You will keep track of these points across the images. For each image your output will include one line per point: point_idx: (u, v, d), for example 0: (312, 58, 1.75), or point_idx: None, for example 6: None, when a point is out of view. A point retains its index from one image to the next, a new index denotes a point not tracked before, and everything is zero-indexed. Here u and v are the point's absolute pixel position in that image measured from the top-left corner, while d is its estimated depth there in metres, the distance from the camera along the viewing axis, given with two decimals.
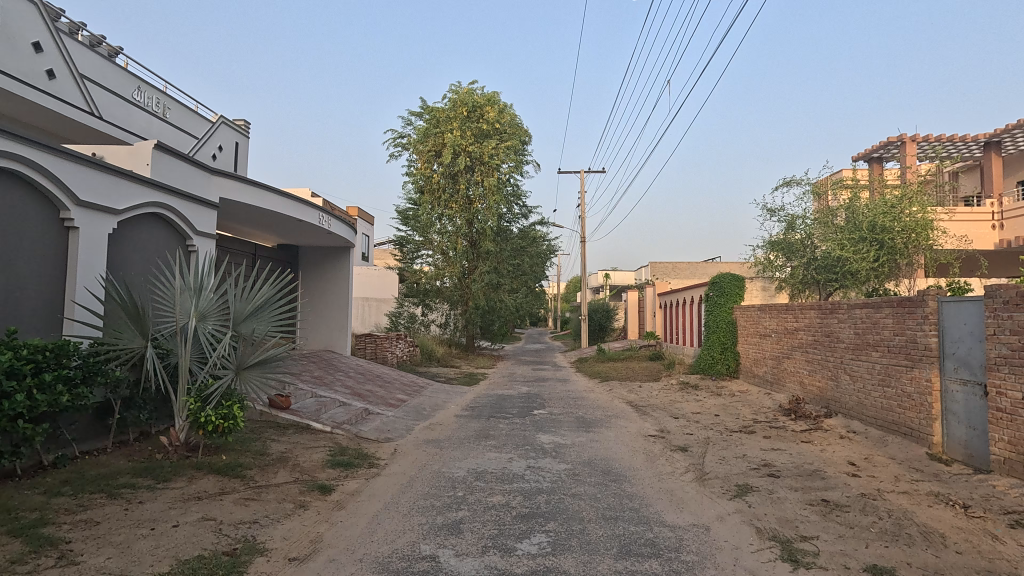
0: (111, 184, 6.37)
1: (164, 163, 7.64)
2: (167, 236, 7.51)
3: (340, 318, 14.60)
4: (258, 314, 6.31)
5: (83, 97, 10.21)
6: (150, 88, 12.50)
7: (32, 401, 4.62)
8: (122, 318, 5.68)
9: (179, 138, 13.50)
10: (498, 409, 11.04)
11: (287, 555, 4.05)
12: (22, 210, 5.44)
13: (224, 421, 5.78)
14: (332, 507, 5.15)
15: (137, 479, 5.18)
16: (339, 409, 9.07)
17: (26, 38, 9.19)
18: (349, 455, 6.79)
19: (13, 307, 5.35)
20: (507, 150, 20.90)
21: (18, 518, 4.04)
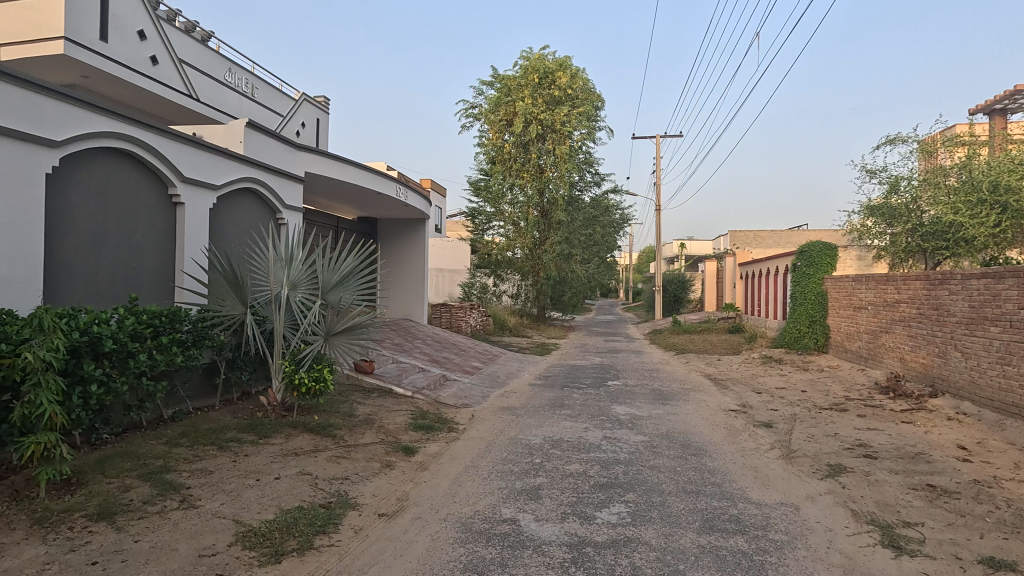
0: (208, 161, 6.79)
1: (256, 141, 8.07)
2: (260, 211, 7.97)
3: (417, 288, 15.05)
4: (344, 283, 6.62)
5: (181, 81, 10.89)
6: (239, 69, 13.15)
7: (153, 361, 5.12)
8: (224, 287, 6.13)
9: (267, 116, 14.20)
10: (571, 379, 11.06)
11: (377, 511, 4.28)
12: (136, 187, 5.92)
13: (316, 383, 6.17)
14: (416, 468, 5.38)
15: (242, 434, 5.64)
16: (419, 375, 9.43)
17: (134, 26, 9.83)
18: (430, 419, 7.05)
19: (133, 277, 5.89)
20: (579, 116, 20.38)
21: (146, 465, 4.52)
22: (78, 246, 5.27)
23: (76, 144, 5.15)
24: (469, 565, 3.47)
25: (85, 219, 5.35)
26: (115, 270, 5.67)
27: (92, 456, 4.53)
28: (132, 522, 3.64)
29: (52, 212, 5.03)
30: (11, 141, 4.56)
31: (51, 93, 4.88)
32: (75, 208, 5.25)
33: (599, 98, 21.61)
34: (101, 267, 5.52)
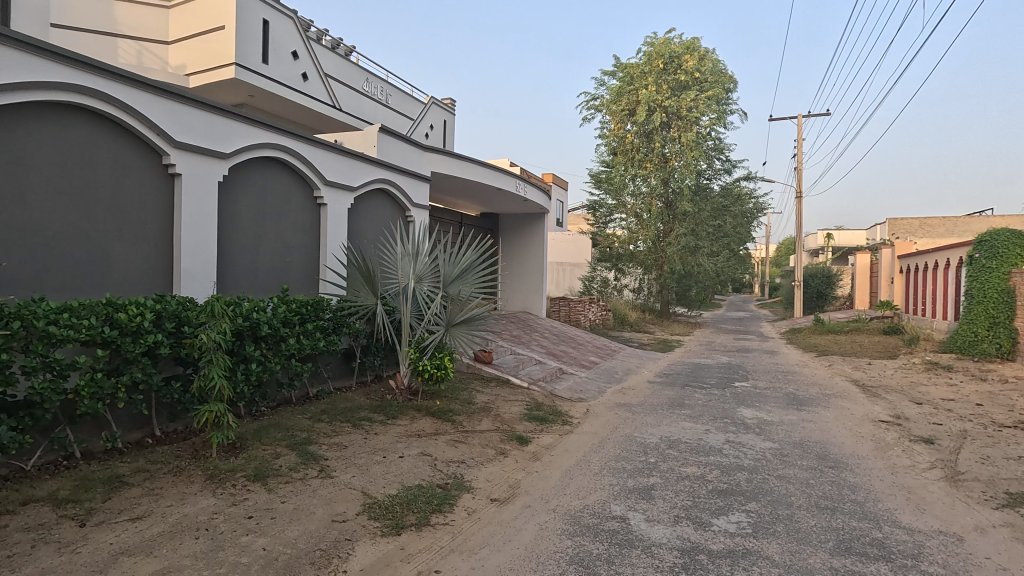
0: (347, 165, 7.47)
1: (387, 145, 8.71)
2: (391, 209, 8.62)
3: (536, 281, 15.26)
4: (464, 277, 6.94)
5: (326, 92, 12.02)
6: (376, 79, 14.28)
7: (300, 344, 5.80)
8: (359, 279, 6.72)
9: (399, 120, 15.29)
10: (694, 378, 10.54)
11: (489, 496, 4.43)
12: (287, 190, 6.69)
13: (438, 370, 6.60)
14: (528, 458, 5.48)
15: (373, 414, 6.17)
16: (535, 367, 9.59)
17: (289, 48, 10.98)
18: (544, 411, 7.14)
19: (286, 270, 6.69)
20: (708, 100, 19.22)
21: (294, 436, 5.14)
22: (243, 244, 6.10)
23: (241, 155, 5.95)
24: (576, 558, 3.47)
25: (248, 220, 6.18)
26: (271, 265, 6.49)
27: (252, 425, 5.25)
28: (281, 485, 4.16)
29: (224, 215, 5.88)
30: (193, 155, 5.41)
31: (222, 112, 5.68)
32: (241, 211, 6.08)
33: (730, 80, 20.25)
34: (261, 262, 6.34)
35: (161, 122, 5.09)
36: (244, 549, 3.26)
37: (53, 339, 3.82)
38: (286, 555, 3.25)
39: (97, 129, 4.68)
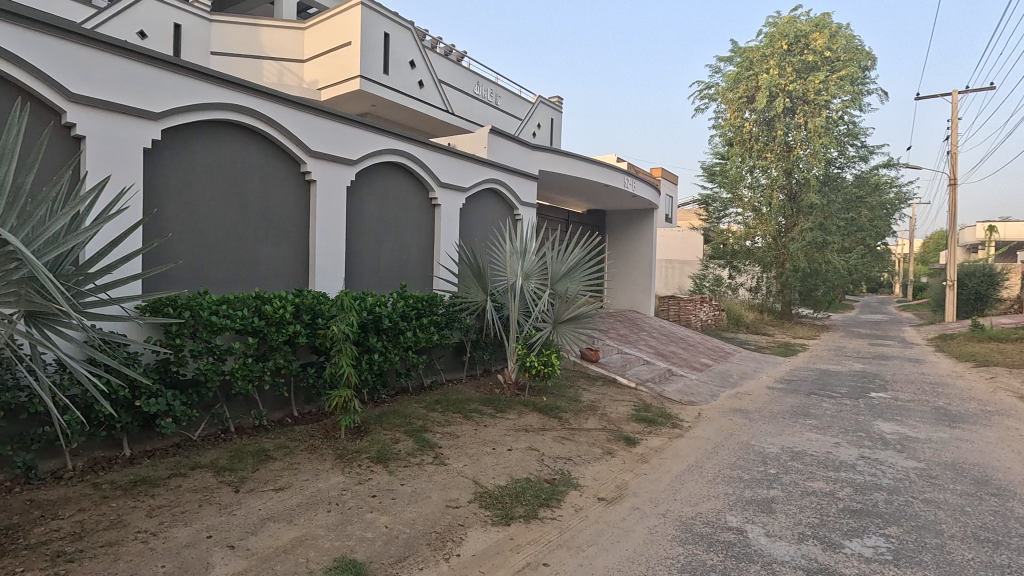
0: (459, 167, 7.77)
1: (497, 145, 8.94)
2: (500, 208, 8.85)
3: (644, 279, 14.82)
4: (571, 274, 6.95)
5: (440, 97, 12.55)
6: (486, 82, 14.71)
7: (416, 338, 6.15)
8: (470, 276, 6.95)
9: (508, 121, 15.61)
10: (821, 385, 9.67)
11: (597, 495, 4.41)
12: (406, 192, 7.12)
13: (544, 367, 6.64)
14: (637, 459, 5.36)
15: (483, 406, 6.38)
16: (643, 367, 9.35)
17: (406, 57, 11.61)
18: (653, 413, 6.94)
19: (404, 267, 7.13)
20: (841, 81, 17.49)
21: (411, 423, 5.48)
22: (367, 243, 6.59)
23: (366, 161, 6.41)
24: (688, 566, 3.35)
25: (372, 221, 6.66)
26: (391, 263, 6.94)
27: (374, 411, 5.68)
28: (400, 468, 4.46)
29: (351, 216, 6.38)
30: (325, 162, 5.93)
31: (350, 122, 6.18)
32: (366, 212, 6.57)
33: (867, 57, 18.30)
34: (383, 259, 6.81)
35: (299, 134, 5.64)
36: (369, 525, 3.53)
37: (215, 326, 4.40)
38: (405, 534, 3.47)
39: (248, 142, 5.31)
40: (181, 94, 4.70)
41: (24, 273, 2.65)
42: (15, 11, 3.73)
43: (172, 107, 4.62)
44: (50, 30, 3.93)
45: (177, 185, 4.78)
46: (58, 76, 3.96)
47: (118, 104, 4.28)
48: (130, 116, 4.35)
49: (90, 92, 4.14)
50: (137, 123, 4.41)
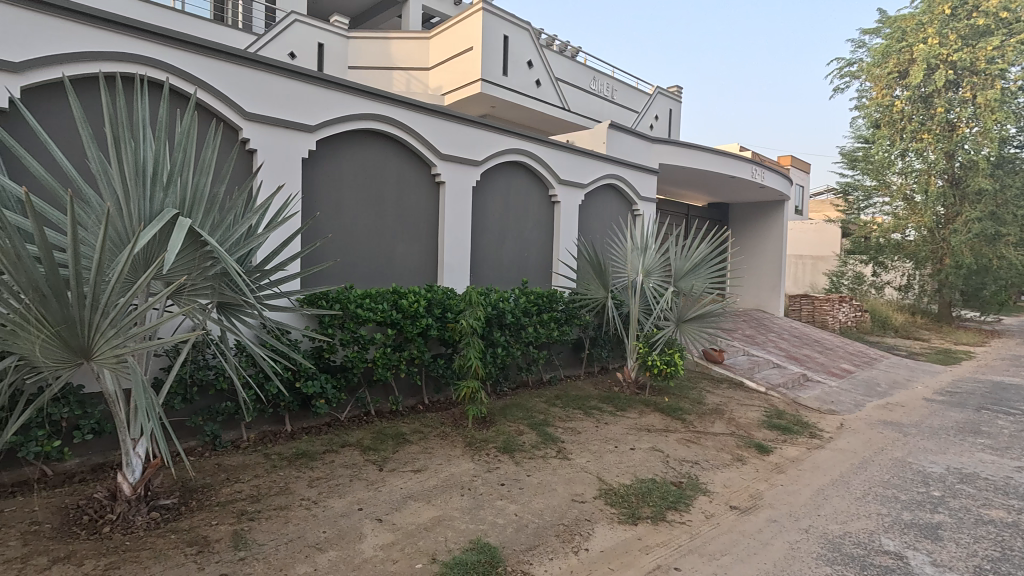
0: (578, 163, 7.77)
1: (616, 140, 8.81)
2: (619, 204, 8.71)
3: (772, 276, 13.78)
4: (696, 271, 6.71)
5: (557, 95, 12.60)
6: (602, 76, 14.52)
7: (537, 333, 6.26)
8: (590, 273, 6.91)
9: (625, 114, 15.30)
10: (995, 400, 8.36)
11: (728, 502, 4.20)
12: (527, 190, 7.26)
13: (667, 366, 6.36)
14: (771, 468, 5.03)
15: (603, 404, 6.36)
16: (773, 370, 8.73)
17: (524, 57, 11.80)
18: (787, 420, 6.46)
19: (525, 263, 7.28)
20: (1022, 45, 14.92)
21: (533, 417, 5.60)
22: (490, 240, 6.82)
23: (490, 161, 6.63)
24: None
25: (495, 219, 6.89)
26: (513, 259, 7.12)
27: (498, 403, 5.90)
28: (526, 459, 4.58)
29: (476, 215, 6.65)
30: (454, 164, 6.24)
31: (475, 124, 6.44)
32: (490, 211, 6.81)
33: None
34: (505, 256, 7.02)
35: (430, 138, 5.99)
36: (500, 511, 3.68)
37: (360, 318, 4.81)
38: (535, 523, 3.57)
39: (386, 148, 5.73)
40: (332, 107, 5.20)
41: (219, 271, 3.11)
42: (206, 45, 4.37)
43: (325, 119, 5.13)
44: (231, 59, 4.55)
45: (328, 190, 5.30)
46: (237, 98, 4.58)
47: (282, 119, 4.85)
48: (291, 130, 4.91)
49: (261, 110, 4.73)
50: (297, 135, 4.95)
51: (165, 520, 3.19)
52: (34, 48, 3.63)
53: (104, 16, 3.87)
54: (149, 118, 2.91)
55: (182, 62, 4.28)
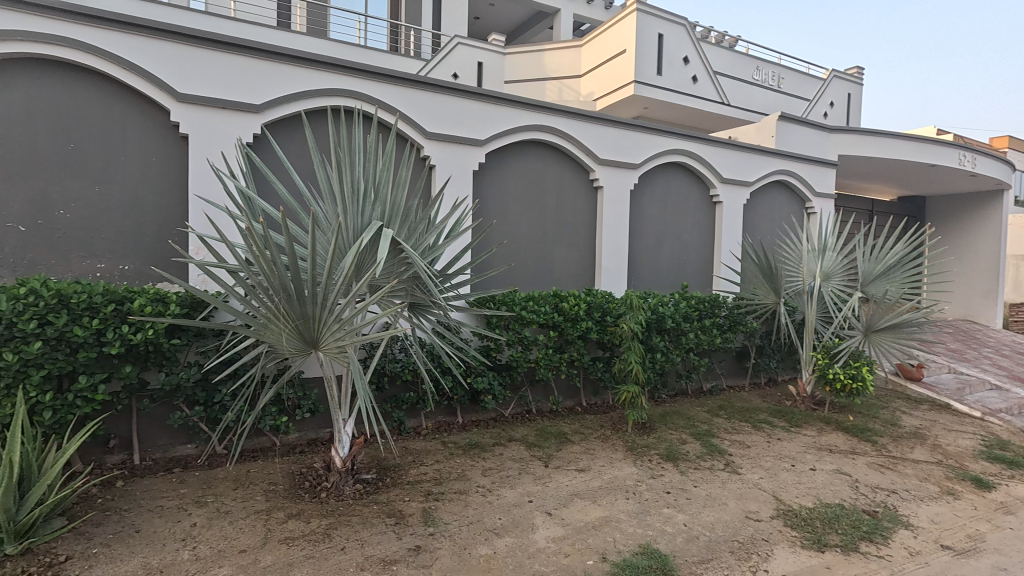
0: (743, 160, 7.30)
1: (787, 132, 8.13)
2: (790, 202, 8.00)
3: (987, 279, 11.64)
4: (889, 275, 6.01)
5: (716, 91, 11.95)
6: (767, 64, 13.47)
7: (698, 340, 6.01)
8: (758, 276, 6.37)
9: (793, 103, 14.01)
10: None
11: (940, 541, 3.63)
12: (687, 191, 7.01)
13: (852, 381, 5.62)
14: (995, 507, 4.24)
15: (773, 418, 5.90)
16: (992, 393, 7.34)
17: (680, 54, 11.39)
18: (1014, 453, 5.39)
19: (685, 267, 7.04)
20: None
21: (695, 427, 5.40)
22: (648, 243, 6.71)
23: (648, 163, 6.52)
24: None
25: (653, 222, 6.76)
26: (671, 263, 6.92)
27: (658, 410, 5.80)
28: (691, 470, 4.43)
29: (633, 218, 6.59)
30: (613, 168, 6.26)
31: (633, 127, 6.38)
32: (648, 214, 6.71)
33: None
34: (663, 260, 6.85)
35: (590, 144, 6.09)
36: (668, 520, 3.60)
37: (524, 320, 5.05)
38: (706, 536, 3.44)
39: (546, 156, 5.97)
40: (500, 121, 5.56)
41: (413, 274, 3.49)
42: (396, 76, 5.01)
43: (492, 132, 5.51)
44: (416, 86, 5.13)
45: (494, 199, 5.69)
46: (420, 120, 5.14)
47: (457, 135, 5.31)
48: (465, 144, 5.36)
49: (440, 129, 5.24)
50: (470, 149, 5.39)
51: (367, 492, 3.65)
52: (271, 92, 4.57)
53: (318, 59, 4.71)
54: (362, 143, 3.38)
55: (377, 92, 4.97)
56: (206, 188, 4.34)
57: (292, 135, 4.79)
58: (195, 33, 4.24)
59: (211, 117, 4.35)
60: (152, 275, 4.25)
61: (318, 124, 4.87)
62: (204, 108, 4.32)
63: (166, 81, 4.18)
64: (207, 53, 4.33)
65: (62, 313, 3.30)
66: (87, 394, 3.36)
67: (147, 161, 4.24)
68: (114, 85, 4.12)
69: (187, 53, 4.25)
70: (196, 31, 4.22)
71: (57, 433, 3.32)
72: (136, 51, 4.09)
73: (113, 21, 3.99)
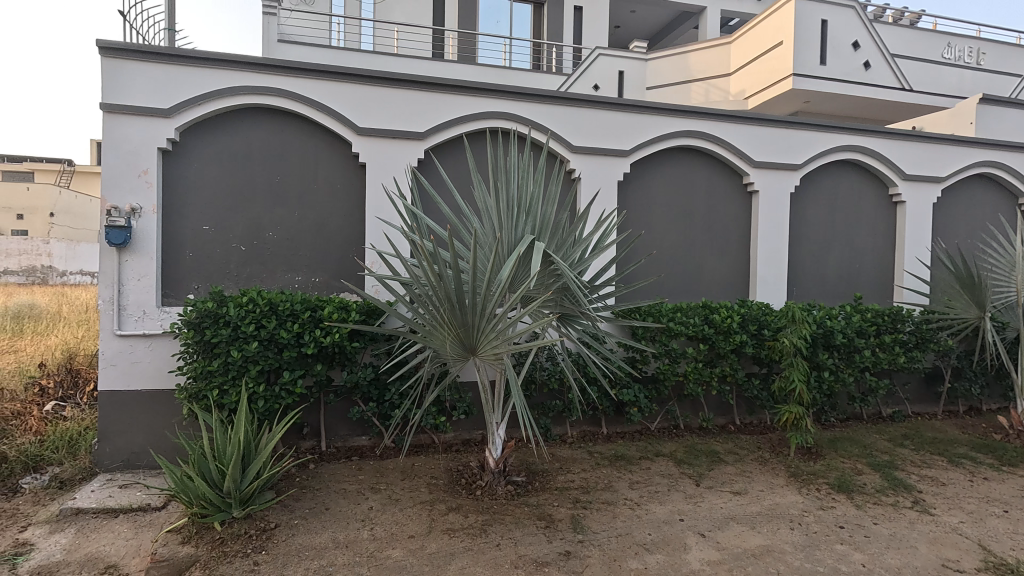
0: (933, 153, 6.36)
1: (992, 117, 6.92)
2: (997, 198, 6.78)
3: None
4: None
5: (895, 76, 10.50)
6: (962, 39, 11.58)
7: (876, 358, 5.34)
8: (953, 287, 5.47)
9: (999, 81, 11.85)
10: None
11: None
12: (859, 191, 6.28)
13: None
14: None
15: (978, 453, 5.01)
16: None
17: (849, 39, 10.24)
18: None
19: (857, 276, 6.30)
20: None
21: (873, 456, 4.80)
22: (812, 251, 6.14)
23: (812, 164, 5.97)
24: None
25: (818, 227, 6.16)
26: (841, 272, 6.24)
27: (825, 435, 5.27)
28: (869, 504, 3.94)
29: (794, 224, 6.08)
30: (770, 171, 5.85)
31: (794, 124, 5.90)
32: (812, 218, 6.14)
33: None
34: (831, 268, 6.21)
35: (744, 148, 5.76)
36: (841, 558, 3.24)
37: (672, 331, 4.90)
38: None
39: (694, 163, 5.78)
40: (646, 130, 5.52)
41: (562, 285, 3.61)
42: (544, 94, 5.22)
43: (637, 142, 5.48)
44: (562, 102, 5.29)
45: (639, 208, 5.66)
46: (566, 135, 5.31)
47: (602, 147, 5.39)
48: (610, 156, 5.41)
49: (585, 142, 5.36)
50: (614, 160, 5.43)
51: (518, 494, 3.82)
52: (433, 119, 5.03)
53: (473, 86, 5.07)
54: (516, 161, 3.59)
55: (525, 112, 5.22)
56: (379, 209, 4.90)
57: (451, 157, 5.22)
58: (371, 73, 4.83)
59: (384, 146, 4.91)
60: (337, 286, 4.90)
61: (472, 146, 5.25)
62: (379, 139, 4.90)
63: (348, 117, 4.82)
64: (380, 90, 4.91)
65: (273, 318, 3.96)
66: (288, 387, 3.97)
67: (333, 188, 4.92)
68: (310, 124, 4.85)
69: (366, 92, 4.86)
70: (372, 71, 4.79)
71: (267, 419, 3.96)
72: (326, 94, 4.78)
73: (309, 70, 4.71)
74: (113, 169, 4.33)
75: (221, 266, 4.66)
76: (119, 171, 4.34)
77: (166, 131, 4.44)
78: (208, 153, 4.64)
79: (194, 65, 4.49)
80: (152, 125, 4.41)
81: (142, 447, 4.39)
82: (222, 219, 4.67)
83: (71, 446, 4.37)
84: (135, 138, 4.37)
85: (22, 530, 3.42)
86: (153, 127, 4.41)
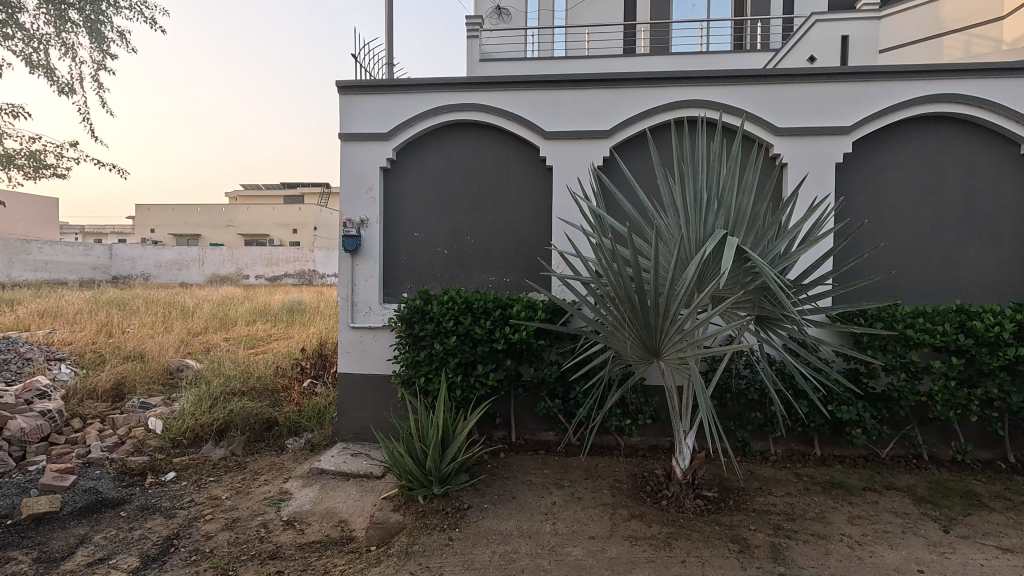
0: None
1: None
2: None
3: None
4: None
5: None
6: None
7: None
8: None
9: None
10: None
11: None
12: None
13: None
14: None
15: None
16: None
17: None
18: None
19: None
20: None
21: None
22: None
23: None
24: None
25: None
26: None
27: None
28: None
29: None
30: None
31: None
32: None
33: None
34: None
35: (1022, 109, 4.48)
36: None
37: (911, 341, 4.03)
38: None
39: (944, 135, 4.70)
40: (874, 101, 4.66)
41: (760, 285, 3.22)
42: (741, 75, 4.76)
43: (861, 116, 4.66)
44: (765, 81, 4.77)
45: (863, 194, 4.81)
46: (769, 117, 4.76)
47: (814, 126, 4.71)
48: (825, 136, 4.70)
49: (792, 123, 4.75)
50: (831, 140, 4.70)
51: (709, 510, 3.53)
52: (618, 116, 4.94)
53: (663, 77, 4.85)
54: (706, 151, 3.32)
55: (721, 97, 4.82)
56: (565, 211, 4.99)
57: (637, 154, 5.08)
58: (559, 77, 4.94)
59: (568, 148, 5.00)
60: (525, 286, 5.12)
61: (660, 139, 5.02)
62: (564, 142, 5.00)
63: (536, 124, 5.01)
64: (566, 94, 5.00)
65: (468, 315, 4.31)
66: (482, 379, 4.25)
67: (523, 192, 5.16)
68: (502, 134, 5.17)
69: (552, 97, 5.00)
70: (560, 75, 4.90)
71: (463, 407, 4.30)
72: (516, 103, 5.03)
73: (501, 83, 5.01)
74: (349, 188, 5.19)
75: (429, 268, 5.24)
76: (353, 190, 5.17)
77: (386, 152, 5.14)
78: (418, 168, 5.25)
79: (407, 92, 5.12)
80: (375, 149, 5.14)
81: (368, 423, 5.15)
82: (429, 226, 5.24)
83: (319, 417, 5.37)
84: (363, 160, 5.16)
85: (285, 481, 4.29)
86: (376, 150, 5.15)
